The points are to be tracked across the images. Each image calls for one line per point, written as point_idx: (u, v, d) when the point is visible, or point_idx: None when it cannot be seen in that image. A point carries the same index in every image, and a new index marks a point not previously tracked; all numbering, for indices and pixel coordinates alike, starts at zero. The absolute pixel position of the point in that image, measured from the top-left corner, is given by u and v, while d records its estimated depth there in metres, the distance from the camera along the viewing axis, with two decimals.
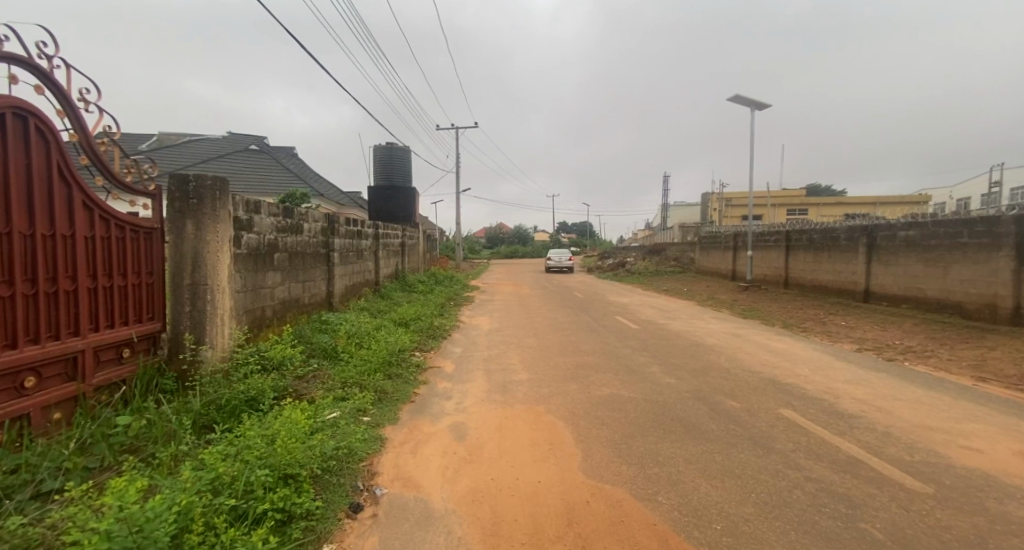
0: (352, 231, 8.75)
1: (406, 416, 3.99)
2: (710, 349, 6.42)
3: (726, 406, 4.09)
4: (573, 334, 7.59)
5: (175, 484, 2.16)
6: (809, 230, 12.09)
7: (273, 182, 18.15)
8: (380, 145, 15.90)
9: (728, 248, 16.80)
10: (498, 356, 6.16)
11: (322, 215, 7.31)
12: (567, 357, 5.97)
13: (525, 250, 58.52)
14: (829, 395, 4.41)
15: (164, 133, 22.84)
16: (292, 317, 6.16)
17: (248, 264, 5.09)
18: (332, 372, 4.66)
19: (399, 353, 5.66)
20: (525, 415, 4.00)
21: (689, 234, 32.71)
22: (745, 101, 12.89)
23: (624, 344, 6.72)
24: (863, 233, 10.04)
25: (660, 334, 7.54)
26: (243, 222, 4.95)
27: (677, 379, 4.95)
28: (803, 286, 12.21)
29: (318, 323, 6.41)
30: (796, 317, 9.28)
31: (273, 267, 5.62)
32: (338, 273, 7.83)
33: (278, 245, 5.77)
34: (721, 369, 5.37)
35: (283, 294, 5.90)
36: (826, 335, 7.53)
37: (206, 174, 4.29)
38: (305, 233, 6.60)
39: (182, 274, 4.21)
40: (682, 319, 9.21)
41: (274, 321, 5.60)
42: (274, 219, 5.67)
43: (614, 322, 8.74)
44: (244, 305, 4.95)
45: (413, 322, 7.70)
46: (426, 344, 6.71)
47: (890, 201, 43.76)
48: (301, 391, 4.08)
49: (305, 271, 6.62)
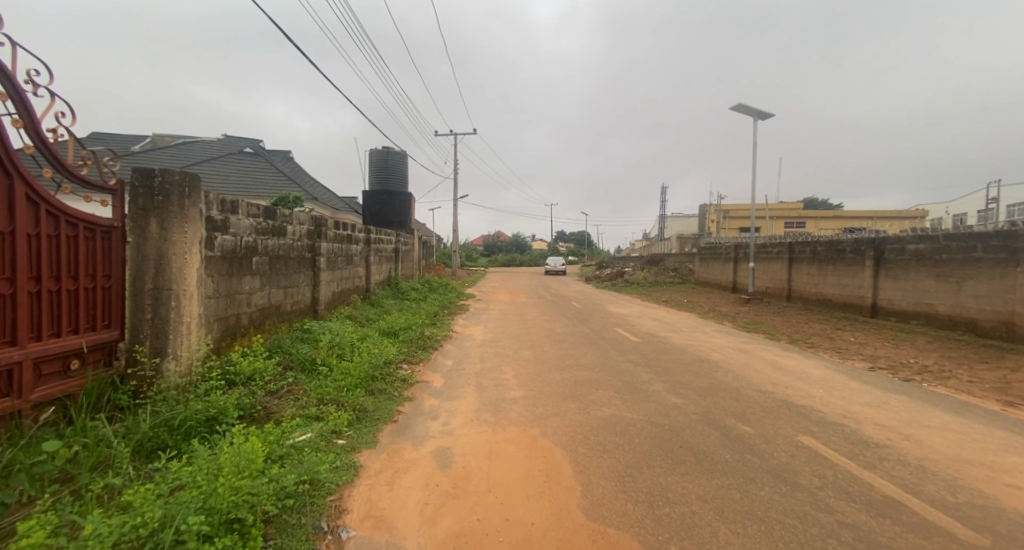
0: (342, 236, 8.40)
1: (385, 438, 3.61)
2: (716, 366, 6.07)
3: (739, 432, 3.72)
4: (572, 346, 7.21)
5: (87, 534, 1.78)
6: (814, 242, 11.79)
7: (266, 185, 17.80)
8: (376, 150, 15.63)
9: (728, 259, 16.51)
10: (491, 370, 5.80)
11: (309, 217, 6.96)
12: (565, 373, 5.59)
13: (522, 259, 58.26)
14: (850, 421, 4.04)
15: (159, 135, 22.61)
16: (272, 325, 5.78)
17: (222, 268, 4.72)
18: (309, 387, 4.29)
19: (384, 365, 5.28)
20: (517, 439, 3.61)
21: (687, 244, 32.58)
22: (749, 110, 12.62)
23: (625, 359, 6.36)
24: (870, 246, 9.76)
25: (663, 349, 7.17)
26: (217, 223, 4.59)
27: (684, 399, 4.57)
28: (807, 300, 11.90)
29: (299, 333, 6.02)
30: (802, 331, 8.94)
31: (250, 271, 5.25)
32: (325, 279, 7.46)
33: (257, 249, 5.40)
34: (730, 388, 5.00)
35: (261, 300, 5.52)
36: (836, 352, 7.19)
37: (174, 169, 3.92)
38: (289, 237, 6.24)
39: (144, 277, 3.84)
40: (685, 333, 8.83)
41: (250, 329, 5.24)
42: (254, 220, 5.31)
43: (615, 334, 8.35)
44: (215, 312, 4.57)
45: (403, 332, 7.32)
46: (415, 356, 6.30)
47: (887, 216, 43.89)
48: (271, 411, 3.70)
49: (288, 276, 6.25)
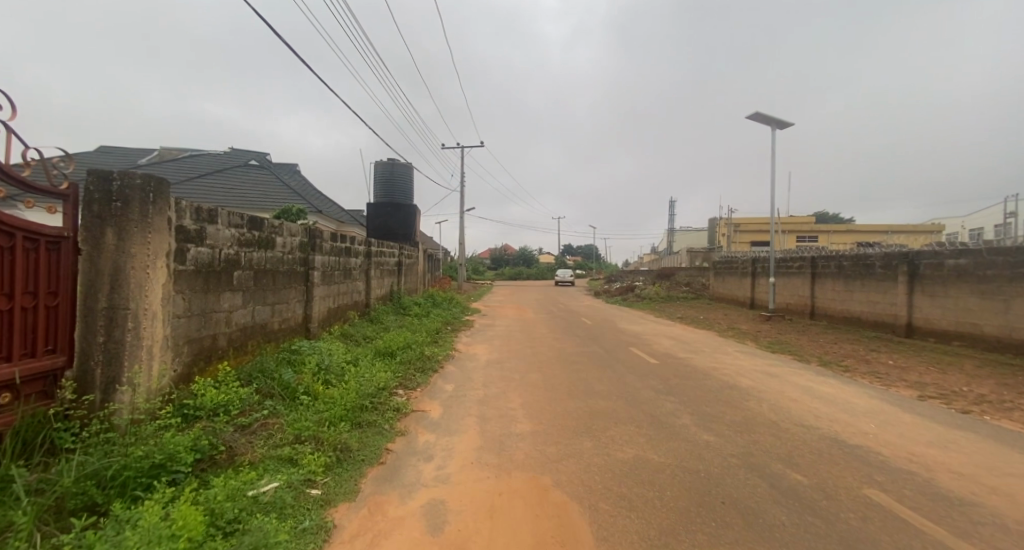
0: (339, 249, 7.94)
1: (367, 487, 3.05)
2: (747, 393, 5.44)
3: (790, 482, 3.10)
4: (584, 369, 6.62)
5: None
6: (840, 256, 11.15)
7: (270, 198, 17.55)
8: (381, 162, 15.39)
9: (745, 274, 15.86)
10: (496, 397, 5.23)
11: (302, 228, 6.49)
12: (579, 401, 5.01)
13: (529, 273, 57.81)
14: (918, 467, 3.40)
15: (167, 149, 22.64)
16: (255, 347, 5.27)
17: (196, 284, 4.23)
18: (286, 421, 3.75)
19: (375, 392, 4.74)
20: (525, 491, 3.02)
21: (697, 258, 31.95)
22: (767, 118, 12.09)
23: (643, 384, 5.77)
24: (902, 261, 9.12)
25: (684, 373, 6.55)
26: (191, 234, 4.12)
27: (718, 437, 3.95)
28: (833, 317, 11.20)
29: (286, 354, 5.51)
30: (833, 353, 8.26)
31: (231, 287, 4.78)
32: (319, 295, 6.98)
33: (240, 263, 4.93)
34: (768, 422, 4.38)
35: (243, 319, 5.02)
36: (875, 378, 6.52)
37: (134, 171, 3.45)
38: (277, 249, 5.76)
39: (98, 294, 3.34)
40: (705, 353, 8.20)
41: (229, 351, 4.74)
42: (236, 231, 4.85)
43: (630, 355, 7.74)
44: (186, 333, 4.07)
45: (400, 352, 6.78)
46: (411, 380, 5.74)
47: (903, 230, 42.86)
48: (235, 454, 3.15)
49: (276, 292, 5.77)
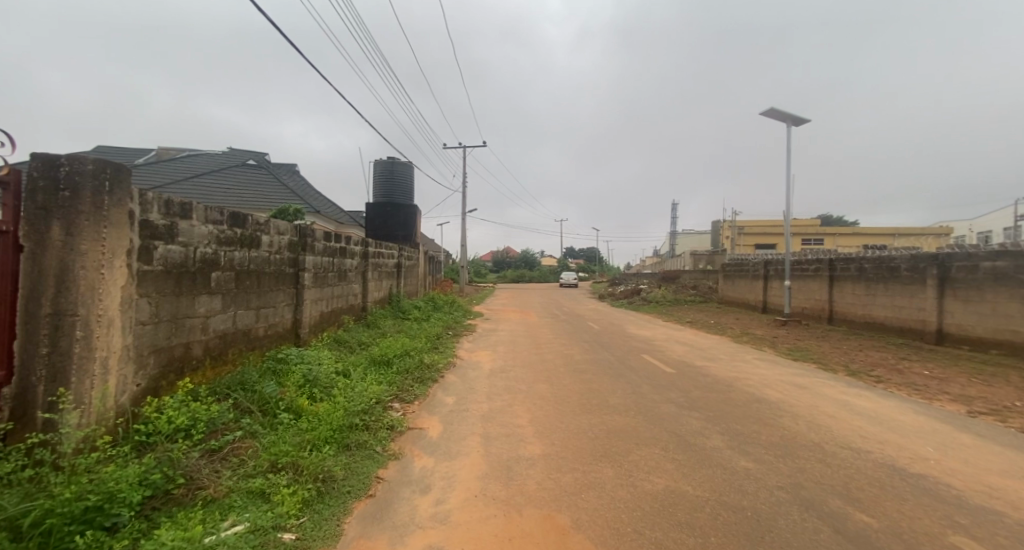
0: (333, 249, 7.47)
1: (352, 529, 2.55)
2: (779, 408, 4.93)
3: (857, 525, 2.59)
4: (596, 379, 6.12)
5: None
6: (861, 258, 10.65)
7: (267, 198, 17.14)
8: (381, 160, 14.99)
9: (756, 277, 15.35)
10: (502, 411, 4.73)
11: (291, 226, 6.02)
12: (594, 418, 4.50)
13: (531, 275, 57.30)
14: (1002, 504, 2.87)
15: (163, 148, 22.29)
16: (237, 355, 4.78)
17: (165, 287, 3.74)
18: (262, 445, 3.25)
19: (368, 407, 4.25)
20: (540, 535, 2.51)
21: (701, 260, 31.53)
22: (783, 115, 11.61)
23: (663, 397, 5.26)
24: (932, 263, 8.62)
25: (705, 383, 6.04)
26: (159, 230, 3.64)
27: (758, 464, 3.44)
28: (853, 323, 10.68)
29: (271, 364, 5.03)
30: (860, 361, 7.74)
31: (208, 290, 4.30)
32: (310, 298, 6.50)
33: (219, 263, 4.46)
34: (811, 444, 3.86)
35: (222, 325, 4.54)
36: (913, 390, 6.00)
37: (85, 155, 2.94)
38: (263, 248, 5.29)
39: (40, 298, 2.83)
40: (723, 361, 7.70)
41: (206, 361, 4.26)
42: (215, 228, 4.37)
43: (644, 363, 7.24)
44: (152, 341, 3.59)
45: (396, 359, 6.29)
46: (408, 392, 5.24)
47: (911, 233, 42.26)
48: (196, 488, 2.65)
49: (262, 295, 5.29)
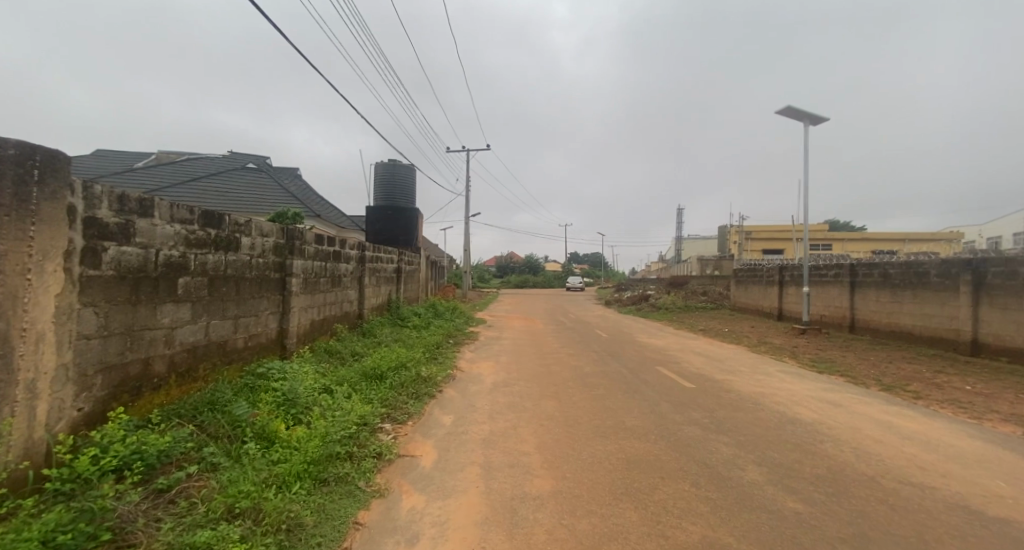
0: (325, 253, 6.99)
1: None
2: (816, 431, 4.37)
3: None
4: (607, 395, 5.59)
5: None
6: (884, 263, 10.06)
7: (266, 201, 16.77)
8: (382, 162, 14.62)
9: (770, 283, 14.77)
10: (505, 435, 4.20)
11: (276, 227, 5.54)
12: (609, 444, 3.96)
13: (536, 280, 56.82)
14: None
15: (164, 152, 22.09)
16: (209, 371, 4.27)
17: (119, 294, 3.24)
18: (221, 484, 2.73)
19: (352, 432, 3.73)
20: None
21: (709, 265, 30.91)
22: (800, 113, 11.09)
23: (684, 417, 4.73)
24: (965, 268, 8.03)
25: (728, 400, 5.50)
26: (110, 229, 3.15)
27: (808, 504, 2.89)
28: (878, 331, 10.07)
29: (249, 380, 4.52)
30: (892, 374, 7.15)
31: (174, 298, 3.81)
32: (298, 305, 6.01)
33: (188, 267, 3.97)
34: (865, 478, 3.30)
35: (191, 337, 4.04)
36: (959, 408, 5.42)
37: (4, 137, 2.39)
38: (243, 251, 4.81)
39: None
40: (743, 374, 7.14)
41: (170, 379, 3.76)
42: (182, 228, 3.89)
43: (658, 377, 6.70)
44: (100, 358, 3.10)
45: (389, 372, 5.77)
46: (401, 410, 4.73)
47: (922, 239, 41.43)
48: (126, 546, 2.12)
49: (240, 304, 4.79)
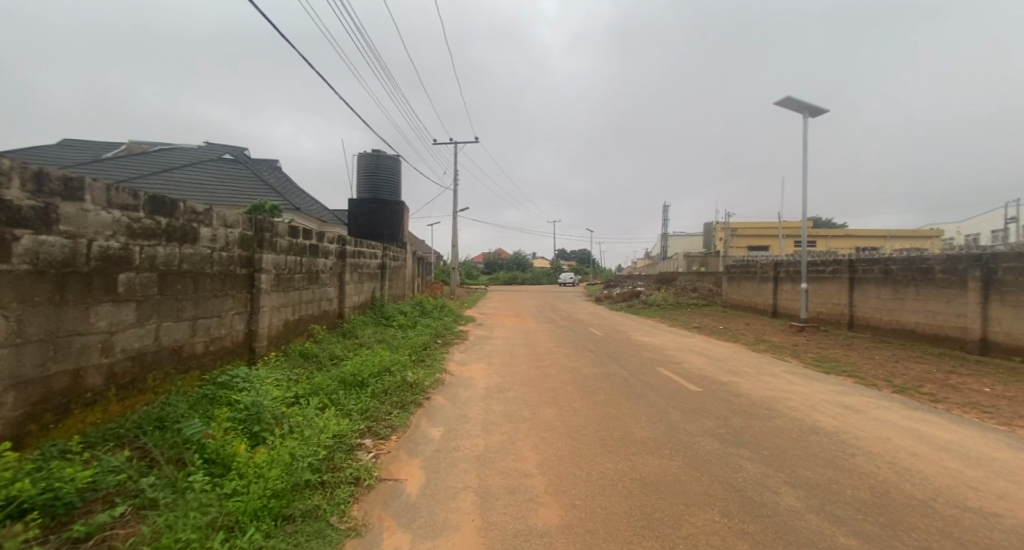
0: (301, 247, 6.39)
1: None
2: (844, 443, 3.98)
3: None
4: (611, 401, 5.15)
5: None
6: (886, 259, 9.84)
7: (243, 193, 15.96)
8: (366, 153, 13.97)
9: (765, 279, 14.57)
10: (502, 451, 3.70)
11: (243, 217, 4.92)
12: (621, 461, 3.50)
13: (523, 276, 56.43)
14: None
15: (135, 141, 21.00)
16: (159, 381, 3.68)
17: (36, 293, 2.62)
18: (155, 530, 2.16)
19: (325, 454, 3.19)
20: None
21: (697, 262, 30.87)
22: (800, 105, 10.78)
23: (697, 427, 4.30)
24: (973, 264, 7.80)
25: (740, 405, 5.11)
26: (24, 215, 2.54)
27: (863, 538, 2.47)
28: (879, 329, 9.85)
29: (209, 391, 3.93)
30: (902, 375, 6.88)
31: (113, 297, 3.19)
32: (269, 304, 5.42)
33: (132, 261, 3.35)
34: (916, 503, 2.90)
35: (137, 342, 3.43)
36: (983, 413, 5.12)
37: None
38: (202, 243, 4.19)
39: None
40: (749, 375, 6.79)
41: (108, 393, 3.15)
42: (124, 215, 3.26)
43: (662, 379, 6.29)
44: (12, 371, 2.49)
45: (371, 378, 5.23)
46: (383, 423, 4.20)
47: (903, 236, 42.18)
48: None
49: (198, 303, 4.18)
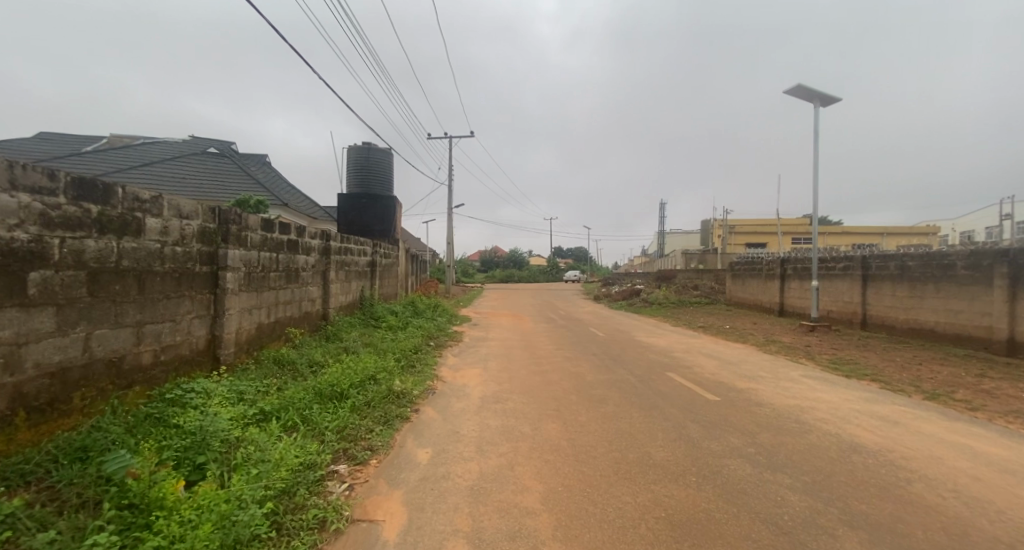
0: (277, 242, 5.81)
1: None
2: (894, 465, 3.44)
3: None
4: (622, 413, 4.58)
5: None
6: (902, 255, 9.34)
7: (228, 189, 15.27)
8: (356, 146, 13.33)
9: (771, 277, 14.05)
10: (499, 481, 3.13)
11: (202, 207, 4.32)
12: (641, 493, 2.94)
13: (520, 275, 55.83)
14: None
15: (117, 136, 20.20)
16: (90, 401, 3.09)
17: None
18: None
19: (282, 493, 2.59)
20: None
21: (695, 260, 30.41)
22: (810, 93, 10.24)
23: (723, 446, 3.75)
24: (998, 260, 7.31)
25: (766, 418, 4.56)
26: None
27: None
28: (895, 328, 9.36)
29: (154, 410, 3.35)
30: (930, 379, 6.37)
31: (21, 301, 2.59)
32: (237, 306, 4.83)
33: (49, 258, 2.77)
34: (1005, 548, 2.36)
35: (57, 354, 2.84)
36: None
37: None
38: (148, 236, 3.59)
39: None
40: (767, 380, 6.27)
41: (14, 419, 2.56)
42: (35, 200, 2.67)
43: (674, 386, 5.75)
44: None
45: (351, 388, 4.65)
46: (362, 445, 3.62)
47: (900, 233, 41.93)
48: None
49: (144, 305, 3.58)
